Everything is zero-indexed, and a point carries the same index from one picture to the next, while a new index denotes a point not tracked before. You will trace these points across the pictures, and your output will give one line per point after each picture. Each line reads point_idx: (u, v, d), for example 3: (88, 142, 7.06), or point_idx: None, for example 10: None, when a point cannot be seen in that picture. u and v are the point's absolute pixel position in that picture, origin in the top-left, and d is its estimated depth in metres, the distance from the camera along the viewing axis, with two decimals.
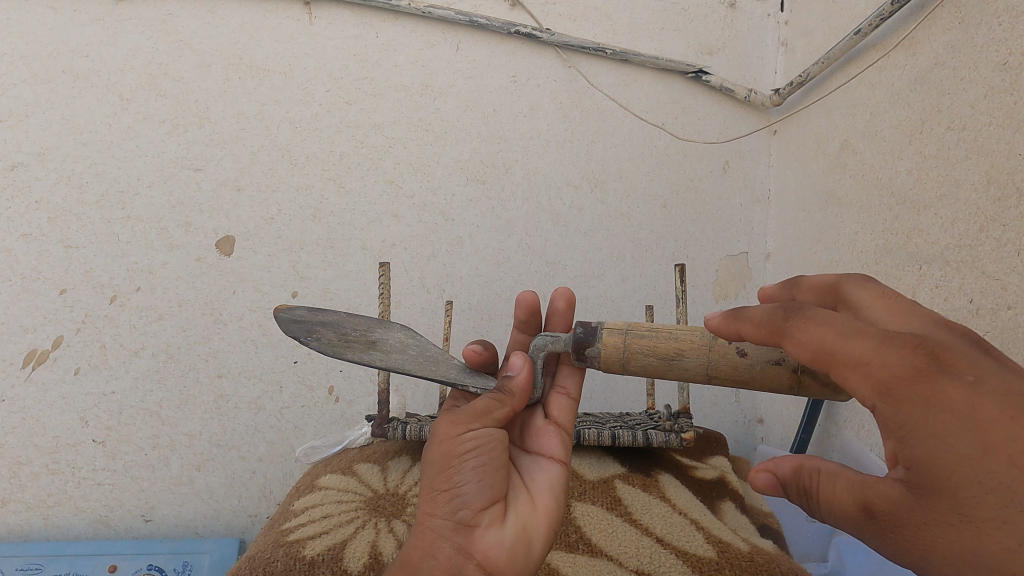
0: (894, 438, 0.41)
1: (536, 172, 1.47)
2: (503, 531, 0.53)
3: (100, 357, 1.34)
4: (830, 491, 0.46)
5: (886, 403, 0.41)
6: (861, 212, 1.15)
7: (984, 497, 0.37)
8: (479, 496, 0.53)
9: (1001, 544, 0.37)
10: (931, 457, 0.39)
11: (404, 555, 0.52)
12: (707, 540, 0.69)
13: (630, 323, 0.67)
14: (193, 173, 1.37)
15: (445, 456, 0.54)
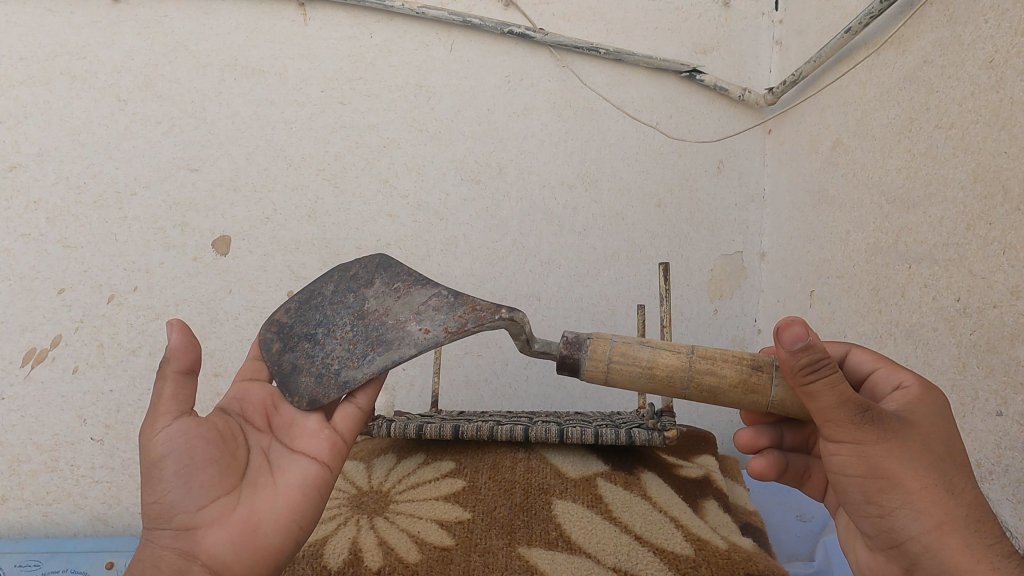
0: (907, 399, 0.58)
1: (530, 172, 1.47)
2: (225, 527, 0.55)
3: (98, 356, 1.36)
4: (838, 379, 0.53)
5: (921, 387, 0.60)
6: (852, 211, 1.15)
7: (949, 450, 0.54)
8: (194, 499, 0.55)
9: (934, 470, 0.53)
10: (931, 415, 0.56)
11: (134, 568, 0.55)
12: (686, 537, 0.69)
13: (616, 336, 0.64)
14: (189, 173, 1.38)
15: (147, 463, 0.56)
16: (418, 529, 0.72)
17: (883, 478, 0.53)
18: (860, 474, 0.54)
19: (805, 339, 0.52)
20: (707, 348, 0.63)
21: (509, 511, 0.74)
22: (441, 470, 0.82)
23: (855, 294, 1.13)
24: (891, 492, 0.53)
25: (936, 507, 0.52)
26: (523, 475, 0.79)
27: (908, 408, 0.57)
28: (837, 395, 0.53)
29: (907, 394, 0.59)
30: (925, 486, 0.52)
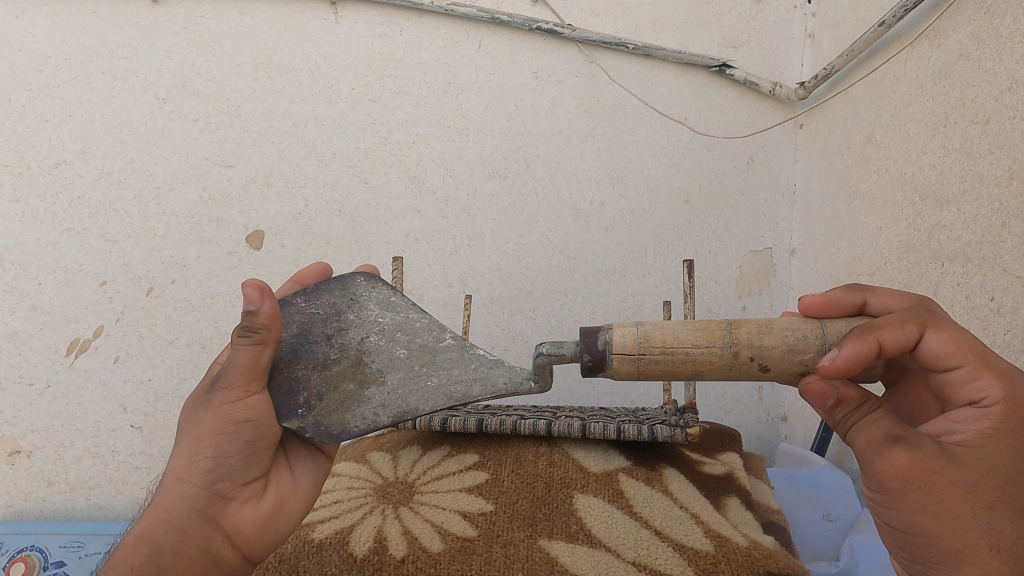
0: (977, 429, 0.55)
1: (557, 168, 1.47)
2: (256, 506, 0.63)
3: (138, 346, 1.42)
4: (865, 426, 0.58)
5: (1002, 411, 0.54)
6: (884, 208, 1.13)
7: (1006, 494, 0.53)
8: (242, 472, 0.63)
9: (979, 524, 0.53)
10: (996, 454, 0.54)
11: (149, 518, 0.58)
12: (706, 533, 0.70)
13: (642, 335, 0.62)
14: (224, 170, 1.42)
15: (227, 419, 0.61)
16: (442, 520, 0.74)
17: (919, 533, 0.56)
18: (902, 528, 0.57)
19: (827, 397, 0.60)
20: (749, 340, 0.62)
21: (531, 504, 0.75)
22: (465, 462, 0.83)
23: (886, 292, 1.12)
24: (930, 549, 0.56)
25: (975, 563, 0.54)
26: (546, 469, 0.80)
27: (966, 443, 0.55)
28: (864, 441, 0.57)
29: (982, 421, 0.55)
30: (965, 545, 0.54)
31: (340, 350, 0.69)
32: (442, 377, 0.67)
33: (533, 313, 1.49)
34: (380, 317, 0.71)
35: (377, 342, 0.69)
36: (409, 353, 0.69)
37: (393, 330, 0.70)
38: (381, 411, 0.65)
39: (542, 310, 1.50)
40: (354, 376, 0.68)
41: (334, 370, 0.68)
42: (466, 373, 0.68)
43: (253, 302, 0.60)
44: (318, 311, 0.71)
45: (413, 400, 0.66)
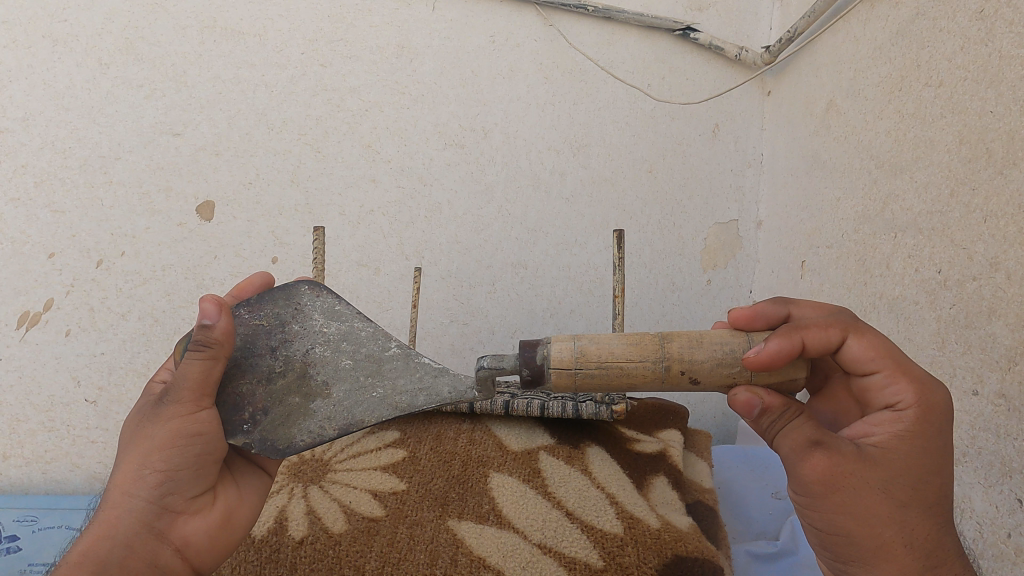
0: (890, 431, 0.55)
1: (516, 136, 1.43)
2: (206, 518, 0.60)
3: (89, 320, 1.39)
4: (790, 432, 0.57)
5: (915, 414, 0.54)
6: (843, 177, 1.09)
7: (916, 491, 0.53)
8: (191, 485, 0.59)
9: (893, 523, 0.53)
10: (909, 455, 0.53)
11: (92, 537, 0.54)
12: (619, 514, 0.67)
13: (578, 349, 0.59)
14: (172, 138, 1.38)
15: (177, 433, 0.57)
16: (351, 499, 0.71)
17: (841, 533, 0.55)
18: (822, 528, 0.56)
19: (755, 405, 0.59)
20: (681, 353, 0.59)
21: (444, 483, 0.73)
22: (384, 440, 0.81)
23: (843, 265, 1.08)
24: (849, 547, 0.55)
25: (891, 561, 0.53)
26: (464, 447, 0.77)
27: (882, 444, 0.54)
28: (790, 448, 0.56)
29: (898, 422, 0.55)
30: (881, 542, 0.53)
31: (286, 363, 0.65)
32: (389, 387, 0.65)
33: (492, 286, 1.46)
34: (325, 329, 0.67)
35: (323, 354, 0.66)
36: (356, 365, 0.66)
37: (339, 343, 0.67)
38: (327, 425, 0.63)
39: (502, 283, 1.46)
40: (299, 390, 0.64)
41: (280, 385, 0.64)
42: (413, 381, 0.65)
43: (211, 316, 0.57)
44: (263, 325, 0.66)
45: (359, 412, 0.63)
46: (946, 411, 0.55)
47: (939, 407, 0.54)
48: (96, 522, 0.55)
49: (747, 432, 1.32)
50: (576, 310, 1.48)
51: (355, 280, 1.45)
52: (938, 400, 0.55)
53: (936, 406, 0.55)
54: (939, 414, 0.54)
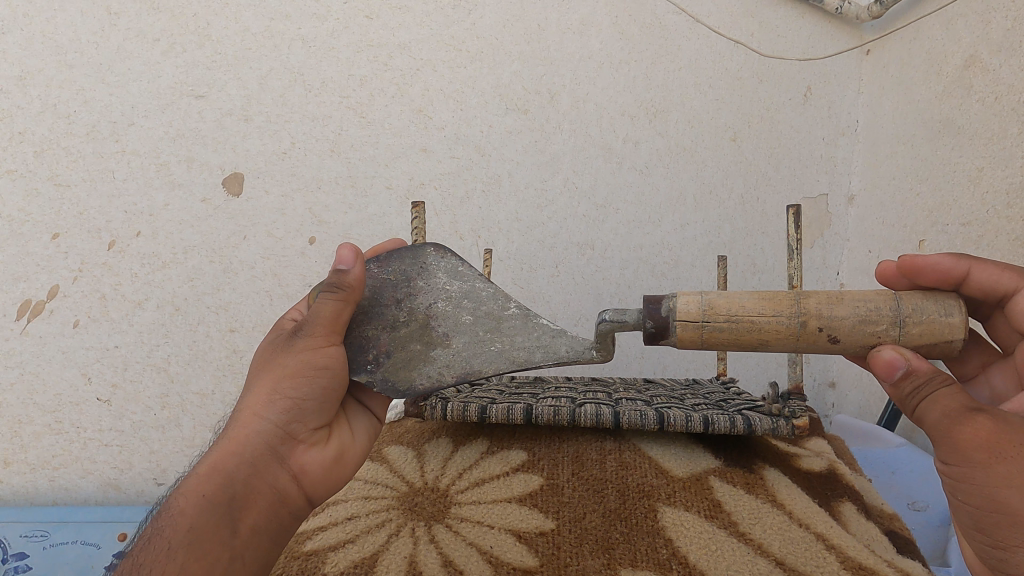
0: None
1: (585, 100, 1.27)
2: (324, 451, 0.54)
3: (100, 309, 1.22)
4: (940, 397, 0.46)
5: None
6: (988, 143, 0.95)
7: None
8: (316, 416, 0.53)
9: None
10: None
11: (215, 459, 0.48)
12: (843, 564, 0.53)
13: (705, 302, 0.53)
14: (194, 101, 1.20)
15: (312, 361, 0.51)
16: (491, 544, 0.57)
17: (1000, 513, 0.43)
18: (975, 505, 0.45)
19: (900, 364, 0.48)
20: (819, 307, 0.51)
21: (602, 519, 0.59)
22: (511, 463, 0.66)
23: (987, 246, 0.94)
24: (1011, 531, 0.43)
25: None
26: (616, 472, 0.63)
27: None
28: (939, 413, 0.46)
29: None
30: None
31: (408, 314, 0.59)
32: (508, 343, 0.57)
33: (555, 269, 1.31)
34: (448, 286, 0.61)
35: (446, 306, 0.59)
36: (477, 319, 0.59)
37: (462, 298, 0.60)
38: (445, 371, 0.56)
39: (565, 266, 1.31)
40: (421, 338, 0.58)
41: (401, 332, 0.58)
42: (532, 339, 0.58)
43: (346, 262, 0.52)
44: (391, 278, 0.60)
45: (479, 361, 0.56)
46: None
47: None
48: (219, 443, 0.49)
49: (844, 429, 1.20)
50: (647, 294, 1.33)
51: None
52: None
53: None
54: None
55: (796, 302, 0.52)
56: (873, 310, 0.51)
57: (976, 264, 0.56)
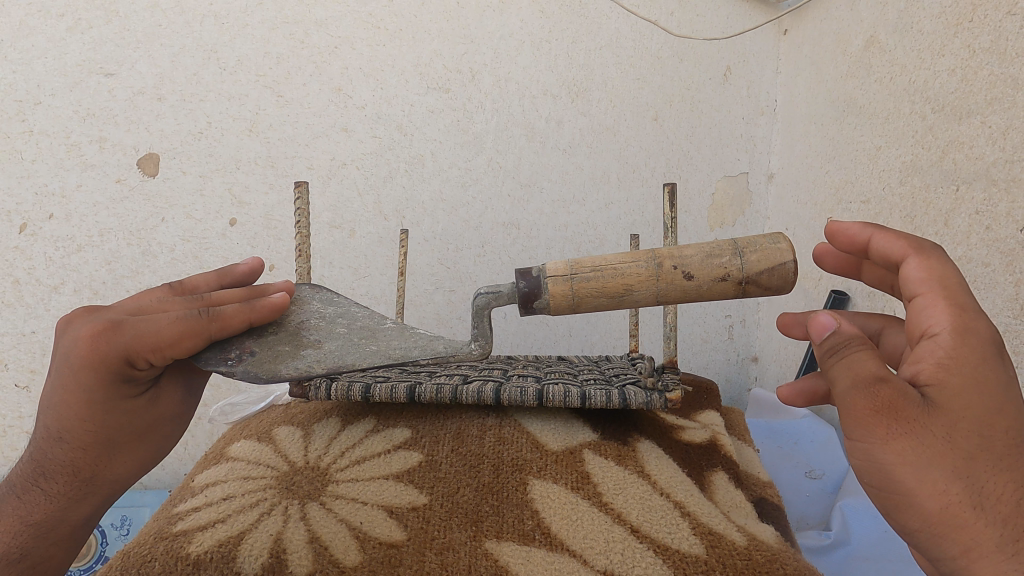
0: (934, 362, 0.43)
1: (507, 80, 1.27)
2: None
3: (14, 293, 1.19)
4: (850, 363, 0.45)
5: (950, 338, 0.44)
6: (886, 123, 0.97)
7: (983, 437, 0.40)
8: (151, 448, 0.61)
9: (958, 477, 0.40)
10: (964, 388, 0.42)
11: (83, 513, 0.55)
12: (694, 530, 0.56)
13: (572, 260, 0.53)
14: (103, 79, 1.15)
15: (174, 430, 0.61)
16: (362, 519, 0.58)
17: (899, 494, 0.43)
18: (875, 487, 0.44)
19: (830, 327, 0.49)
20: (670, 250, 0.53)
21: (474, 493, 0.60)
22: (393, 441, 0.67)
23: (882, 223, 0.97)
24: (908, 513, 0.43)
25: (966, 531, 0.40)
26: (494, 449, 0.65)
27: (933, 381, 0.43)
28: (849, 382, 0.45)
29: (933, 348, 0.44)
30: (945, 500, 0.41)
31: (282, 326, 0.59)
32: (383, 344, 0.58)
33: (481, 249, 1.32)
34: (322, 309, 0.63)
35: (320, 322, 0.60)
36: (350, 331, 0.60)
37: (335, 317, 0.61)
38: (314, 364, 0.55)
39: (491, 246, 1.32)
40: (291, 342, 0.58)
41: (269, 338, 0.58)
42: (407, 342, 0.59)
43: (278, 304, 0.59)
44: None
45: (352, 357, 0.56)
46: (988, 333, 0.44)
47: (989, 347, 0.43)
48: (88, 492, 0.55)
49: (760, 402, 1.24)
50: None
51: (327, 243, 1.28)
52: (982, 330, 0.44)
53: (974, 343, 0.43)
54: (990, 348, 0.43)
55: (655, 275, 0.52)
56: (718, 245, 0.53)
57: (875, 231, 0.54)
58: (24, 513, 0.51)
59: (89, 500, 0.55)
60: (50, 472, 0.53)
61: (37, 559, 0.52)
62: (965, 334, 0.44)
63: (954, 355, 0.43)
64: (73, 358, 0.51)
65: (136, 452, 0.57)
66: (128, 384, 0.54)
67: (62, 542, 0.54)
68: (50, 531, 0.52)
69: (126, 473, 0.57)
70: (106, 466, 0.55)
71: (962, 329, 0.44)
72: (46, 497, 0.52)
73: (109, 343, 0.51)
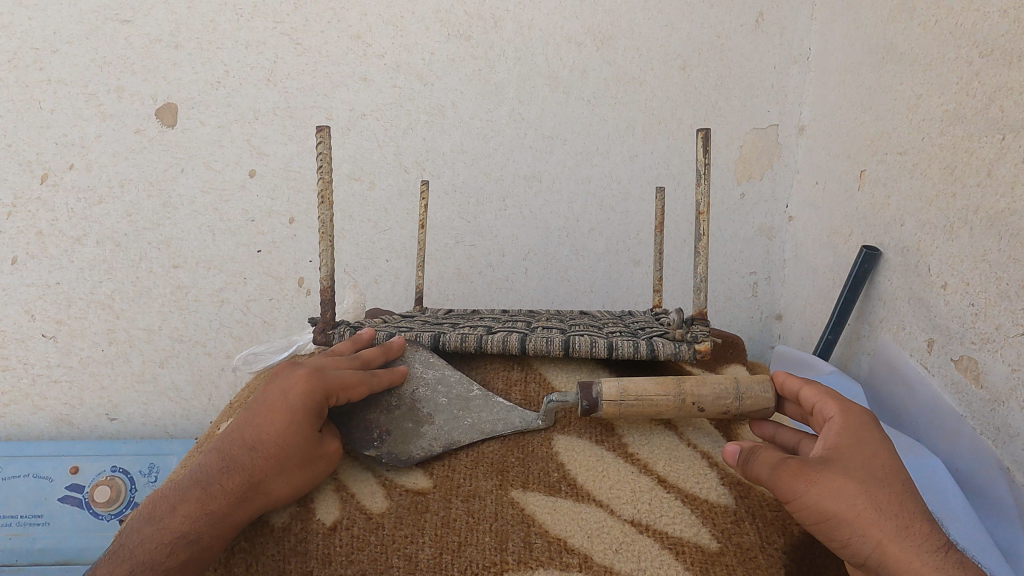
0: (833, 431, 0.50)
1: (530, 27, 1.23)
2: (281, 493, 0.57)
3: (39, 245, 1.21)
4: (759, 461, 0.50)
5: (839, 407, 0.51)
6: (926, 70, 0.93)
7: (877, 468, 0.47)
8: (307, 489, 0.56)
9: (861, 489, 0.46)
10: (853, 442, 0.49)
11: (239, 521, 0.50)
12: (723, 480, 0.55)
13: (622, 386, 0.55)
14: (120, 27, 1.16)
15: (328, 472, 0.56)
16: (386, 467, 0.58)
17: (825, 522, 0.46)
18: (810, 525, 0.47)
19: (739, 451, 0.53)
20: (694, 385, 0.56)
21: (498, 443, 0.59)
22: None
23: (920, 174, 0.93)
24: (837, 532, 0.46)
25: (874, 525, 0.45)
26: (519, 403, 0.64)
27: (832, 445, 0.49)
28: (767, 468, 0.49)
29: (830, 422, 0.51)
30: (856, 512, 0.45)
31: (397, 398, 0.60)
32: (479, 417, 0.59)
33: (503, 204, 1.30)
34: (424, 374, 0.62)
35: (427, 390, 0.60)
36: (452, 400, 0.60)
37: (437, 382, 0.61)
38: (433, 443, 0.57)
39: (513, 199, 1.30)
40: (409, 417, 0.58)
41: (394, 415, 0.58)
42: (494, 412, 0.59)
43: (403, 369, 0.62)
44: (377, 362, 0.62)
45: (457, 433, 0.58)
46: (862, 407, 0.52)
47: (865, 413, 0.51)
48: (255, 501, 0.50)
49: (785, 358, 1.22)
50: (595, 228, 1.31)
51: (348, 196, 1.27)
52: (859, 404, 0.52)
53: (848, 405, 0.52)
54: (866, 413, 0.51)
55: (678, 405, 0.55)
56: (726, 387, 0.56)
57: None
58: (204, 502, 0.49)
59: (251, 509, 0.50)
60: (229, 469, 0.50)
61: (203, 546, 0.49)
62: (846, 403, 0.52)
63: (844, 424, 0.50)
64: (290, 383, 0.53)
65: (304, 480, 0.53)
66: (316, 417, 0.53)
67: (220, 542, 0.50)
68: (216, 523, 0.49)
69: (289, 496, 0.52)
70: (274, 482, 0.51)
71: (845, 401, 0.52)
72: (221, 495, 0.49)
73: (315, 382, 0.53)
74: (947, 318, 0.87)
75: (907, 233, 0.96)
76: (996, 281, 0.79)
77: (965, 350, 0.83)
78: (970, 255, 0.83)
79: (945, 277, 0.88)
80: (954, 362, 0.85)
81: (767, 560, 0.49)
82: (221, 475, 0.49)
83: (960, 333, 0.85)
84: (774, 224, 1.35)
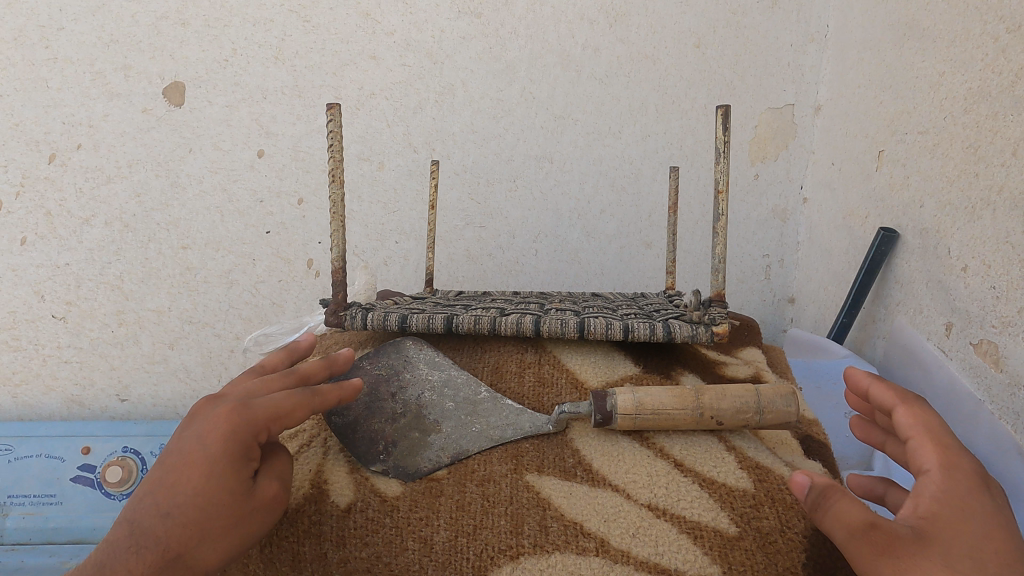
0: (930, 500, 0.41)
1: (542, 4, 1.21)
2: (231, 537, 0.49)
3: (47, 226, 1.20)
4: (836, 517, 0.43)
5: (944, 473, 0.41)
6: (949, 47, 0.91)
7: (993, 563, 0.37)
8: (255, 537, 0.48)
9: None
10: (959, 517, 0.40)
11: None
12: (741, 464, 0.54)
13: (637, 399, 0.54)
14: (126, 4, 1.14)
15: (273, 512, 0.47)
16: None
17: None
18: None
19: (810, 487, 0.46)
20: (711, 398, 0.54)
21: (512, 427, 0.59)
22: None
23: (941, 155, 0.91)
24: None
25: None
26: (534, 386, 0.64)
27: (927, 515, 0.40)
28: (843, 531, 0.42)
29: (928, 484, 0.42)
30: None
31: (404, 406, 0.58)
32: (487, 423, 0.58)
33: (513, 185, 1.28)
34: (429, 375, 0.61)
35: (433, 395, 0.59)
36: (459, 405, 0.59)
37: (443, 386, 0.60)
38: (441, 454, 0.55)
39: (523, 180, 1.28)
40: (417, 427, 0.57)
41: (401, 424, 0.57)
42: (502, 418, 0.58)
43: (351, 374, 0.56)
44: (382, 372, 0.61)
45: (466, 441, 0.56)
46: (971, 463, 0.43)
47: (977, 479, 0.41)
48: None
49: (797, 341, 1.21)
50: (607, 210, 1.30)
51: (357, 176, 1.26)
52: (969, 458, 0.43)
53: (957, 466, 0.42)
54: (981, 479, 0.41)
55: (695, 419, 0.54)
56: (746, 400, 0.54)
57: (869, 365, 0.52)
58: None
59: None
60: (140, 547, 0.41)
61: None
62: (949, 461, 0.42)
63: (945, 489, 0.41)
64: (207, 428, 0.44)
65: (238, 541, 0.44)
66: (241, 469, 0.44)
67: None
68: None
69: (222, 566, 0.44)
70: (199, 554, 0.42)
71: (948, 457, 0.43)
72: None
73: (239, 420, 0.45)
74: (966, 302, 0.86)
75: (927, 215, 0.94)
76: (1018, 263, 0.77)
77: (985, 334, 0.82)
78: (992, 237, 0.81)
79: (965, 259, 0.86)
80: (973, 346, 0.84)
81: (787, 544, 0.48)
82: (131, 557, 0.41)
83: (979, 316, 0.83)
84: (789, 206, 1.33)
